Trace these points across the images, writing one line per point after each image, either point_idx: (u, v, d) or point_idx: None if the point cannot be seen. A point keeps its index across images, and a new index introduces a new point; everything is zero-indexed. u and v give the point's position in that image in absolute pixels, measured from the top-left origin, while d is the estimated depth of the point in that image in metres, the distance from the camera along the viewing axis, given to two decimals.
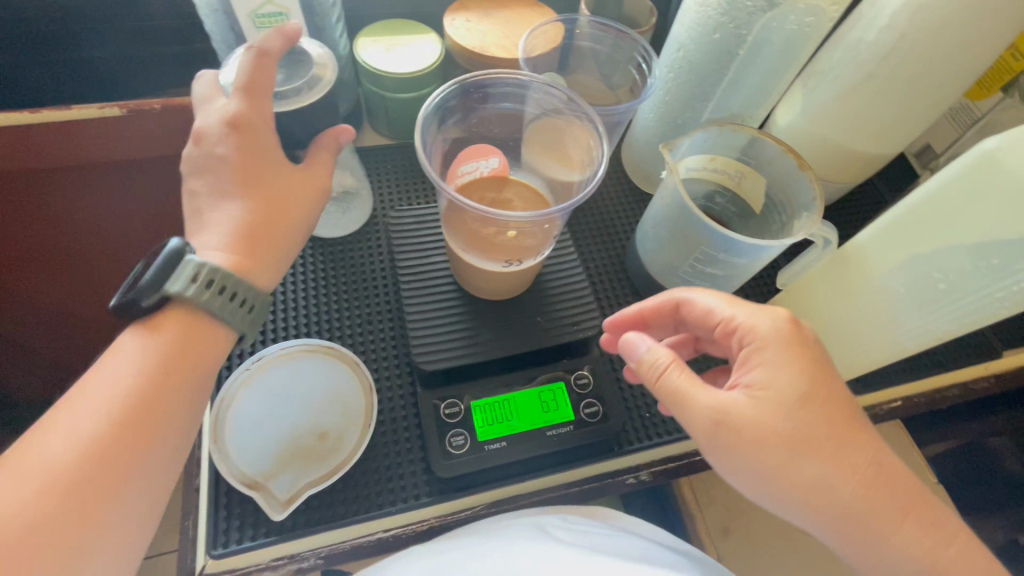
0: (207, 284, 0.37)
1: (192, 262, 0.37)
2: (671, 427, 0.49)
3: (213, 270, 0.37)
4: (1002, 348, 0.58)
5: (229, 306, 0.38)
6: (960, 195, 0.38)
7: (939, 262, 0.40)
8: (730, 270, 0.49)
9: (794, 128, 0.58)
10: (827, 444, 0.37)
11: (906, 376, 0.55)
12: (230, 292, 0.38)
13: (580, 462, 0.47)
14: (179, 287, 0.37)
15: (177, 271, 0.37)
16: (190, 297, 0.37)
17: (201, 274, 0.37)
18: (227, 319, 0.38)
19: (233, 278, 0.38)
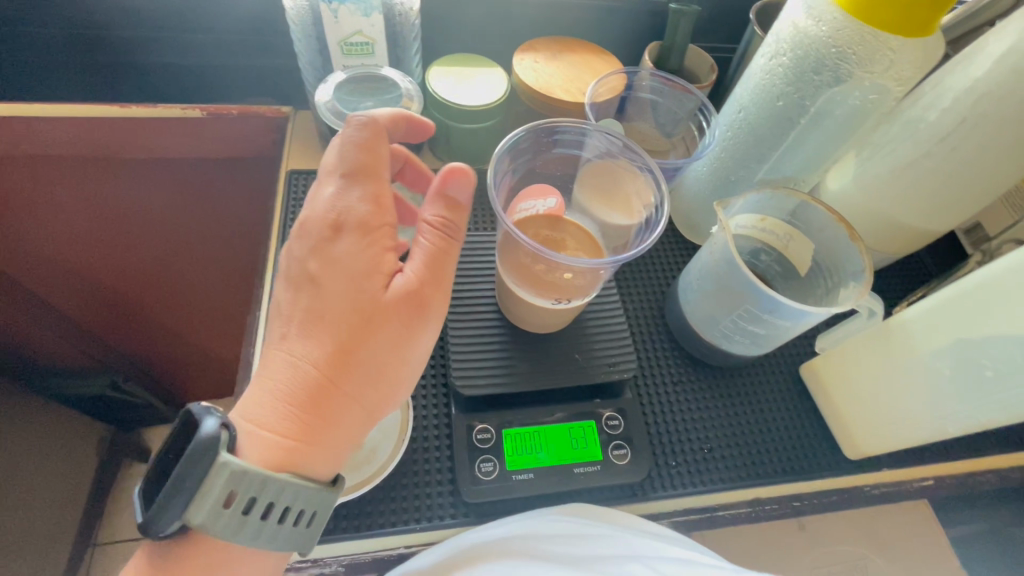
0: (236, 503, 0.35)
1: (219, 481, 0.35)
2: (696, 479, 0.50)
3: (241, 487, 0.35)
4: None
5: (264, 517, 0.36)
6: (1017, 286, 0.37)
7: (988, 350, 0.40)
8: (771, 331, 0.49)
9: (844, 195, 0.59)
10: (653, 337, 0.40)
11: (943, 456, 0.54)
12: (266, 505, 0.36)
13: (602, 503, 0.48)
14: (206, 510, 0.35)
15: (201, 490, 0.35)
16: (219, 521, 0.35)
17: (228, 493, 0.35)
18: (261, 532, 0.36)
19: (266, 487, 0.35)
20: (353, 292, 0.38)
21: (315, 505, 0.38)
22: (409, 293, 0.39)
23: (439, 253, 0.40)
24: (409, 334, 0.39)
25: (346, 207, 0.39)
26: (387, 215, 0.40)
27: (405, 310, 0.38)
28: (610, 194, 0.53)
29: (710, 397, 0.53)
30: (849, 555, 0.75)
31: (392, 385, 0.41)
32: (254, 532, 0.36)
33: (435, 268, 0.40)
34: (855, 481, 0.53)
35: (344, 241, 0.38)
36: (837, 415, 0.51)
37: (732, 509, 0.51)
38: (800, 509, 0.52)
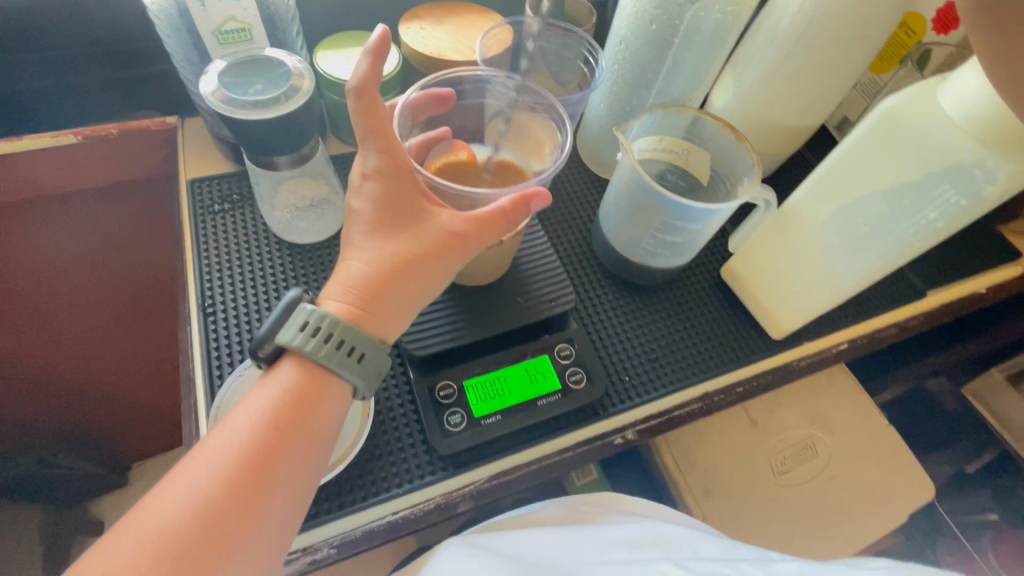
0: (317, 334, 0.39)
1: (303, 310, 0.40)
2: (647, 387, 0.54)
3: (322, 318, 0.39)
4: (926, 290, 0.67)
5: (339, 356, 0.39)
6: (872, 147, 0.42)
7: (862, 209, 0.45)
8: (685, 238, 0.53)
9: (728, 108, 0.65)
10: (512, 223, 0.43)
11: (850, 320, 0.62)
12: (342, 342, 0.39)
13: (570, 427, 0.51)
14: (291, 335, 0.39)
15: (291, 320, 0.40)
16: (306, 348, 0.39)
17: (310, 323, 0.39)
18: (338, 370, 0.39)
19: (342, 326, 0.39)
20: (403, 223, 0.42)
21: (366, 348, 0.40)
22: (451, 231, 0.42)
23: (488, 222, 0.42)
24: (447, 262, 0.42)
25: (363, 160, 0.42)
26: (400, 160, 0.42)
27: (450, 246, 0.42)
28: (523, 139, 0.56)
29: (644, 312, 0.58)
30: (798, 438, 0.91)
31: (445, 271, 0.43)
32: (335, 369, 0.39)
33: (482, 223, 0.42)
34: (785, 360, 0.60)
35: (371, 185, 0.42)
36: (758, 306, 0.57)
37: (686, 408, 0.56)
38: (744, 394, 0.58)
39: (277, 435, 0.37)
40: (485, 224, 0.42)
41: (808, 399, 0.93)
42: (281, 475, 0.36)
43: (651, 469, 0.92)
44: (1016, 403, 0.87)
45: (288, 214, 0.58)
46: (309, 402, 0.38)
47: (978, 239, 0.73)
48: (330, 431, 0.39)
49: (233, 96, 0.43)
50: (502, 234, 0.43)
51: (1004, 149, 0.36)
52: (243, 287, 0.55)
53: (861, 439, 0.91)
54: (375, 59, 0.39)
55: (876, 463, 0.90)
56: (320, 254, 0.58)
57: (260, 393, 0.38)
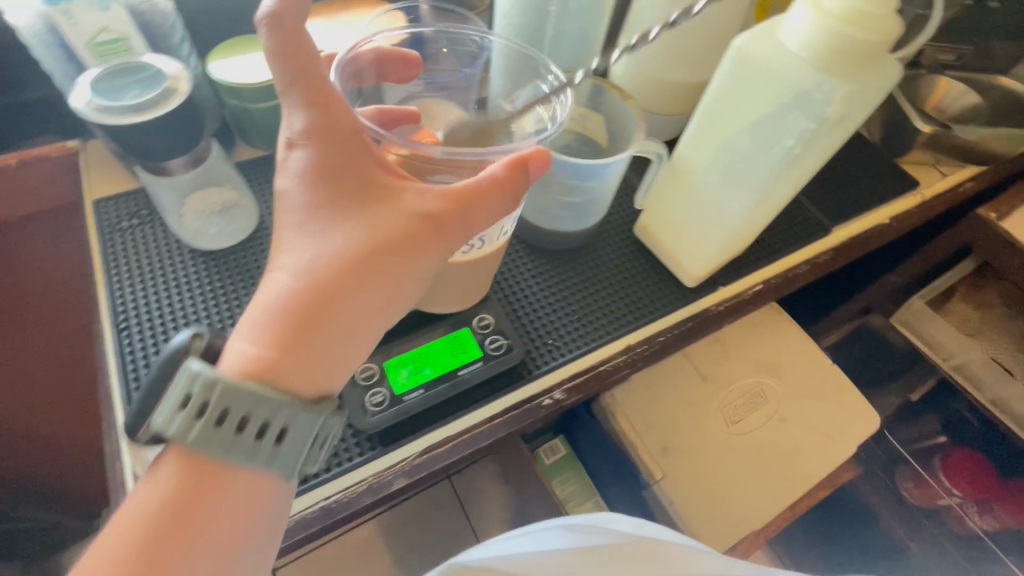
0: (201, 409, 0.36)
1: (187, 377, 0.36)
2: (569, 347, 0.56)
3: (203, 390, 0.36)
4: (831, 226, 0.71)
5: (233, 432, 0.36)
6: (728, 87, 0.44)
7: (732, 147, 0.46)
8: (585, 197, 0.55)
9: (624, 73, 0.67)
10: (492, 194, 0.41)
11: (760, 262, 0.66)
12: (230, 414, 0.36)
13: (495, 393, 0.52)
14: (171, 417, 0.36)
15: (169, 393, 0.36)
16: (190, 434, 0.36)
17: (191, 395, 0.36)
18: (238, 454, 0.36)
19: (227, 394, 0.36)
20: (333, 223, 0.39)
21: (270, 415, 0.36)
22: (426, 211, 0.40)
23: (476, 191, 0.41)
24: (432, 250, 0.41)
25: (286, 125, 0.40)
26: (342, 120, 0.40)
27: (429, 219, 0.40)
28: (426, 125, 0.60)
29: (562, 276, 0.60)
30: (749, 387, 0.97)
31: (425, 254, 0.41)
32: (234, 452, 0.36)
33: (462, 198, 0.41)
34: (704, 307, 0.63)
35: (299, 153, 0.40)
36: (670, 256, 0.60)
37: (611, 362, 0.58)
38: (670, 342, 0.60)
39: (188, 493, 0.36)
40: (465, 198, 0.41)
41: (753, 348, 1.00)
42: (214, 514, 0.36)
43: (612, 434, 0.96)
44: (941, 326, 0.90)
45: (199, 221, 0.58)
46: (201, 497, 0.36)
47: (877, 174, 0.77)
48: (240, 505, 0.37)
49: (105, 102, 0.43)
50: (491, 207, 0.42)
51: (842, 71, 0.38)
52: (160, 299, 0.55)
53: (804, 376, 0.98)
54: (298, 45, 0.39)
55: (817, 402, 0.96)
56: (237, 258, 0.58)
57: (148, 487, 0.36)
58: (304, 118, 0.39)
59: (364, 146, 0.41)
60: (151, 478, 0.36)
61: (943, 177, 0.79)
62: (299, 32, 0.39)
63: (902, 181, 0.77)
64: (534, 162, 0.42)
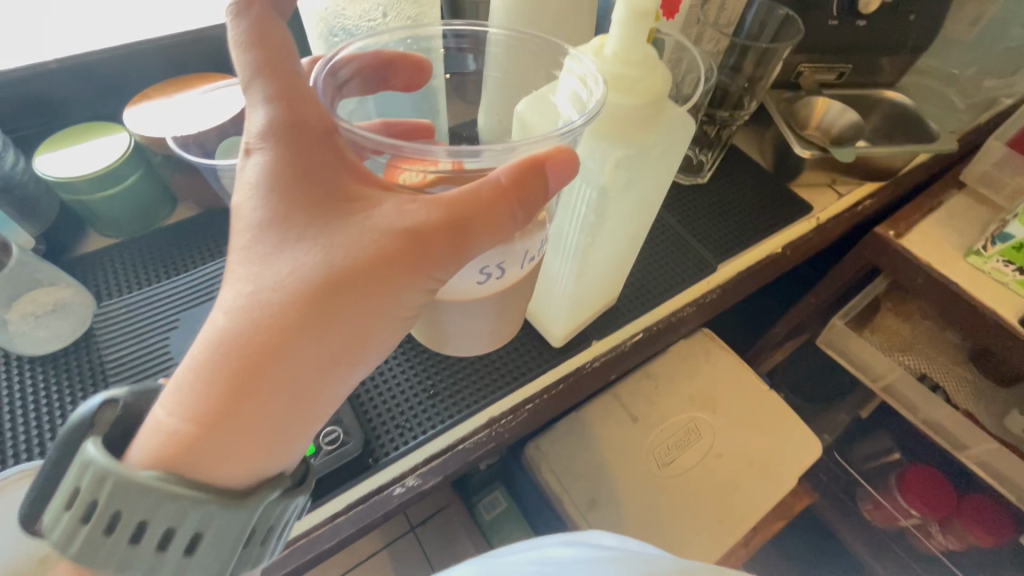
0: (90, 509, 0.31)
1: (78, 468, 0.31)
2: (423, 427, 0.53)
3: (93, 483, 0.30)
4: (718, 262, 0.68)
5: (127, 538, 0.31)
6: None
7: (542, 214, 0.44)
8: None
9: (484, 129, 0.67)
10: (477, 211, 0.31)
11: (639, 309, 0.63)
12: (116, 521, 0.30)
13: (333, 489, 0.48)
14: (58, 516, 0.31)
15: (59, 491, 0.32)
16: (73, 544, 0.31)
17: (78, 491, 0.31)
18: (134, 565, 0.32)
19: (114, 497, 0.30)
20: (363, 226, 0.31)
21: (169, 521, 0.30)
22: (409, 228, 0.31)
23: (473, 201, 0.31)
24: (404, 284, 0.32)
25: (250, 117, 0.33)
26: (313, 122, 0.33)
27: (409, 243, 0.31)
28: None
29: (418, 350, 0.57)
30: (681, 424, 0.91)
31: (399, 294, 0.32)
32: (129, 558, 0.31)
33: (456, 209, 0.31)
34: (576, 365, 0.59)
35: (257, 154, 0.33)
36: (532, 316, 0.56)
37: (472, 438, 0.54)
38: (537, 409, 0.57)
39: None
40: (457, 212, 0.31)
41: (683, 381, 0.94)
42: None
43: (541, 489, 0.88)
44: (864, 347, 0.87)
45: (25, 323, 0.53)
46: None
47: (768, 199, 0.75)
48: None
49: None
50: (498, 221, 0.32)
51: (619, 138, 0.35)
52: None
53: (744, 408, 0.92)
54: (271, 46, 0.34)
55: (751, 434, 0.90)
56: (66, 359, 0.54)
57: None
58: (272, 112, 0.32)
59: (334, 152, 0.33)
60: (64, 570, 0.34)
61: (839, 197, 0.77)
62: (280, 34, 0.34)
63: (793, 205, 0.75)
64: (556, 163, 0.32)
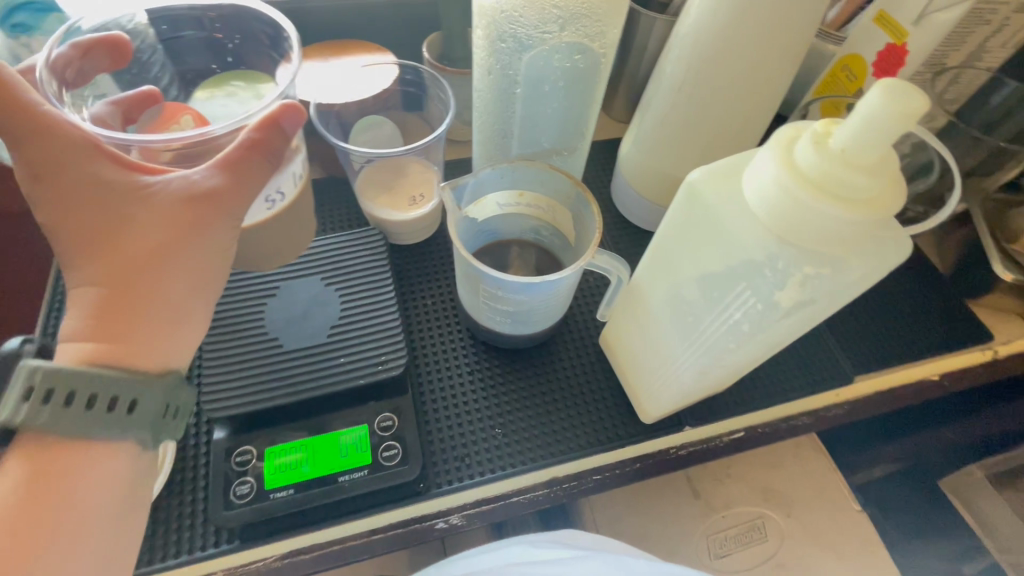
0: (34, 394, 0.33)
1: (26, 369, 0.33)
2: (483, 468, 0.49)
3: (34, 375, 0.33)
4: (856, 373, 0.58)
5: (94, 414, 0.34)
6: (680, 225, 0.36)
7: (681, 295, 0.38)
8: (520, 308, 0.47)
9: (630, 157, 0.61)
10: (250, 159, 0.37)
11: (748, 403, 0.54)
12: (89, 396, 0.34)
13: (379, 507, 0.47)
14: (11, 406, 0.33)
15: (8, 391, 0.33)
16: (32, 419, 0.33)
17: (32, 384, 0.33)
18: (96, 433, 0.34)
19: (66, 376, 0.33)
20: (117, 201, 0.36)
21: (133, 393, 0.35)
22: (184, 193, 0.37)
23: (243, 155, 0.37)
24: (216, 231, 0.37)
25: None
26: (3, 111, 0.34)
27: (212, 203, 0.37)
28: (389, 191, 0.59)
29: (497, 380, 0.54)
30: (746, 517, 0.77)
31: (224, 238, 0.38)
32: (103, 434, 0.35)
33: (229, 170, 0.37)
34: (660, 447, 0.53)
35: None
36: (628, 383, 0.51)
37: (528, 494, 0.50)
38: (604, 483, 0.52)
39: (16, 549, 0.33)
40: (233, 164, 0.37)
41: (764, 471, 0.80)
42: (85, 484, 0.35)
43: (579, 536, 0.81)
44: (1001, 510, 0.71)
45: None
46: (69, 480, 0.34)
47: (936, 312, 0.62)
48: (75, 536, 0.35)
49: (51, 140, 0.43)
50: (272, 169, 0.39)
51: (806, 247, 0.29)
52: None
53: (837, 528, 0.77)
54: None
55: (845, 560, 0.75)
56: None
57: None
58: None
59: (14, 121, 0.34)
60: None
61: None
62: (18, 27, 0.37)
63: (970, 328, 0.61)
64: (287, 113, 0.37)
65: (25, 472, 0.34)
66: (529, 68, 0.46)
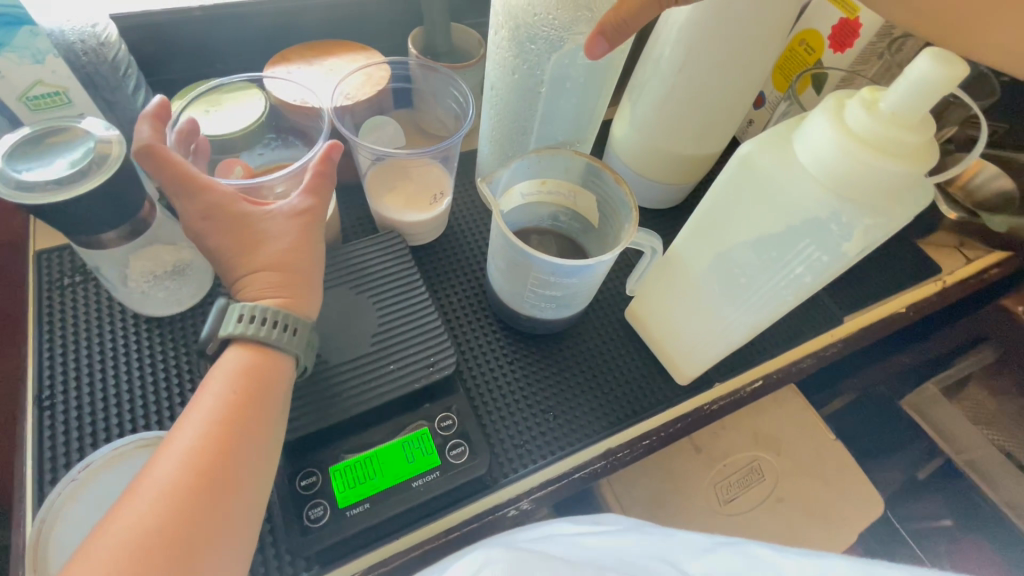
0: (256, 321, 0.39)
1: (238, 304, 0.40)
2: (545, 450, 0.50)
3: (258, 307, 0.40)
4: (843, 315, 0.65)
5: (280, 335, 0.40)
6: (731, 194, 0.39)
7: (734, 258, 0.41)
8: (566, 290, 0.50)
9: (626, 139, 0.64)
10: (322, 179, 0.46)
11: (762, 354, 0.60)
12: (282, 323, 0.40)
13: (455, 506, 0.47)
14: (232, 327, 0.39)
15: (225, 317, 0.40)
16: (248, 331, 0.39)
17: (250, 313, 0.40)
18: (282, 342, 0.40)
19: (278, 310, 0.40)
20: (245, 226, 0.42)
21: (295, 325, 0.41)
22: (294, 214, 0.43)
23: (317, 177, 0.45)
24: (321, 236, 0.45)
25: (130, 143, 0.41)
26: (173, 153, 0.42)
27: (305, 215, 0.44)
28: (401, 189, 0.58)
29: (540, 365, 0.54)
30: (745, 461, 0.84)
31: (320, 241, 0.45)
32: (283, 351, 0.40)
33: (315, 193, 0.45)
34: (696, 404, 0.57)
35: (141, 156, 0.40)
36: (664, 350, 0.54)
37: (588, 468, 0.52)
38: (653, 446, 0.55)
39: (196, 502, 0.33)
40: (315, 184, 0.45)
41: (755, 417, 0.87)
42: (279, 392, 0.39)
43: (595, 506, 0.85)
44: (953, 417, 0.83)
45: (146, 283, 0.52)
46: (253, 415, 0.37)
47: (893, 254, 0.71)
48: (252, 490, 0.36)
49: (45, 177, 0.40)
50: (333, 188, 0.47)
51: (867, 200, 0.33)
52: (106, 364, 0.49)
53: (823, 458, 0.85)
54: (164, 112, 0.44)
55: (834, 483, 0.84)
56: (181, 328, 0.53)
57: (165, 449, 0.35)
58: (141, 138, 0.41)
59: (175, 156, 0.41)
60: (138, 501, 0.33)
61: (967, 262, 0.73)
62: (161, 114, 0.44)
63: (922, 264, 0.71)
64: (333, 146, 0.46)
65: (244, 363, 0.39)
66: (557, 69, 0.47)
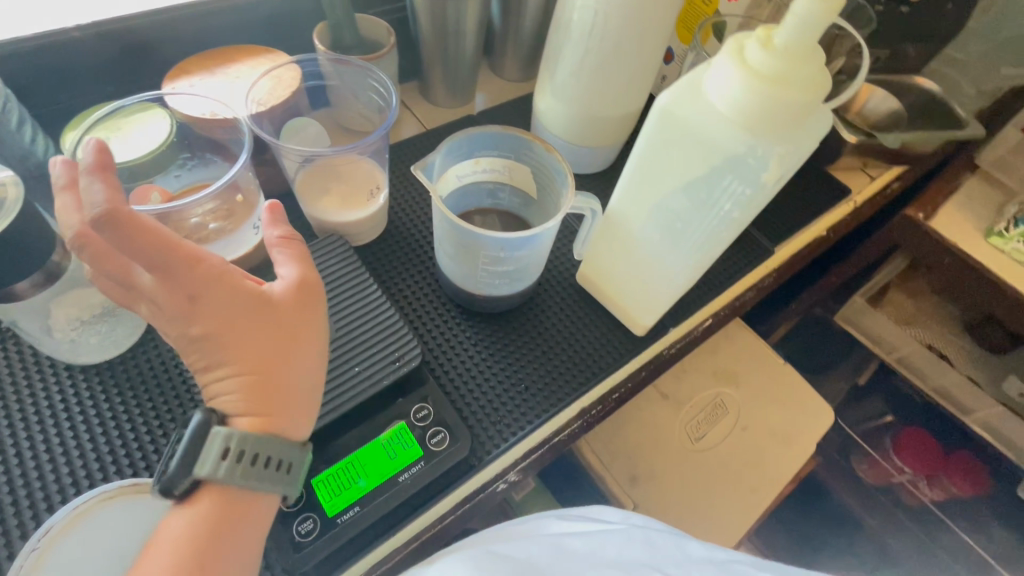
0: (237, 458, 0.36)
1: (219, 435, 0.36)
2: (523, 421, 0.51)
3: (240, 440, 0.36)
4: (774, 246, 0.69)
5: (258, 471, 0.37)
6: (658, 146, 0.41)
7: (670, 206, 0.43)
8: (517, 264, 0.51)
9: (552, 109, 0.65)
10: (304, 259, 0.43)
11: (708, 294, 0.63)
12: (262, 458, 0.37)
13: (444, 493, 0.47)
14: (210, 466, 0.36)
15: (204, 449, 0.36)
16: (223, 474, 0.36)
17: (229, 448, 0.36)
18: (262, 480, 0.37)
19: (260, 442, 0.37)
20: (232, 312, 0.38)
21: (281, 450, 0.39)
22: (287, 301, 0.41)
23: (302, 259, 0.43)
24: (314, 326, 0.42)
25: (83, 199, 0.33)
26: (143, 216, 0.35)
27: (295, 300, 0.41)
28: (333, 190, 0.57)
29: (504, 342, 0.55)
30: (708, 399, 0.89)
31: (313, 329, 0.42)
32: (259, 486, 0.37)
33: (307, 270, 0.43)
34: (656, 350, 0.60)
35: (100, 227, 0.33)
36: (619, 306, 0.56)
37: (566, 431, 0.54)
38: (623, 398, 0.57)
39: None
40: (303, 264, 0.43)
41: (711, 356, 0.93)
42: (252, 534, 0.37)
43: (578, 469, 0.89)
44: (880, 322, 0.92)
45: (73, 331, 0.48)
46: (220, 566, 0.35)
47: (809, 183, 0.77)
48: None
49: None
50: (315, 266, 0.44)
51: (778, 130, 0.36)
52: (45, 423, 0.46)
53: (777, 381, 0.92)
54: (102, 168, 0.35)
55: (790, 402, 0.90)
56: (124, 370, 0.50)
57: None
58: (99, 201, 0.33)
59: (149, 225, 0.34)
60: None
61: (872, 180, 0.80)
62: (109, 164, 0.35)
63: (835, 188, 0.77)
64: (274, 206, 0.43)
65: (213, 506, 0.36)
66: None
